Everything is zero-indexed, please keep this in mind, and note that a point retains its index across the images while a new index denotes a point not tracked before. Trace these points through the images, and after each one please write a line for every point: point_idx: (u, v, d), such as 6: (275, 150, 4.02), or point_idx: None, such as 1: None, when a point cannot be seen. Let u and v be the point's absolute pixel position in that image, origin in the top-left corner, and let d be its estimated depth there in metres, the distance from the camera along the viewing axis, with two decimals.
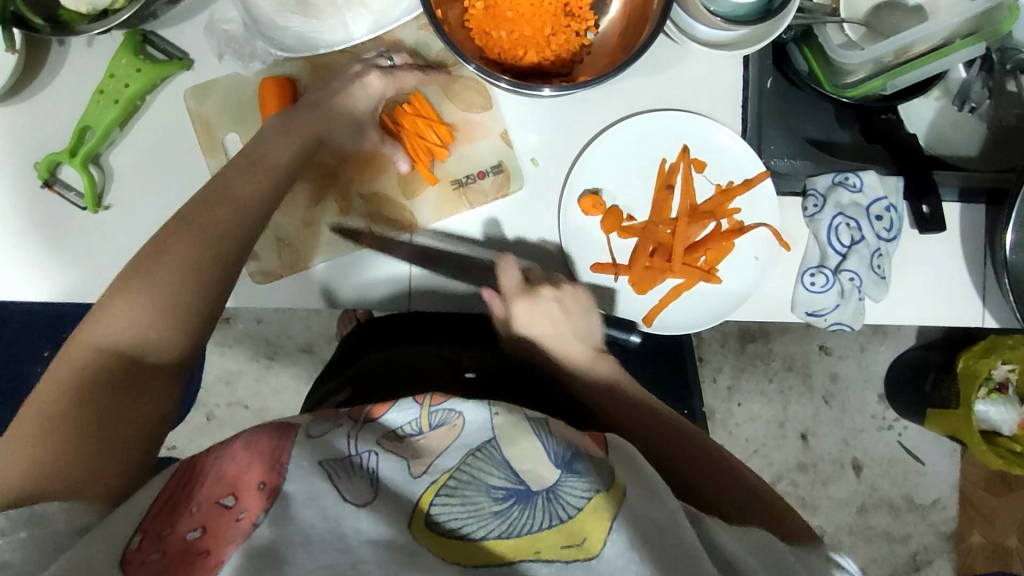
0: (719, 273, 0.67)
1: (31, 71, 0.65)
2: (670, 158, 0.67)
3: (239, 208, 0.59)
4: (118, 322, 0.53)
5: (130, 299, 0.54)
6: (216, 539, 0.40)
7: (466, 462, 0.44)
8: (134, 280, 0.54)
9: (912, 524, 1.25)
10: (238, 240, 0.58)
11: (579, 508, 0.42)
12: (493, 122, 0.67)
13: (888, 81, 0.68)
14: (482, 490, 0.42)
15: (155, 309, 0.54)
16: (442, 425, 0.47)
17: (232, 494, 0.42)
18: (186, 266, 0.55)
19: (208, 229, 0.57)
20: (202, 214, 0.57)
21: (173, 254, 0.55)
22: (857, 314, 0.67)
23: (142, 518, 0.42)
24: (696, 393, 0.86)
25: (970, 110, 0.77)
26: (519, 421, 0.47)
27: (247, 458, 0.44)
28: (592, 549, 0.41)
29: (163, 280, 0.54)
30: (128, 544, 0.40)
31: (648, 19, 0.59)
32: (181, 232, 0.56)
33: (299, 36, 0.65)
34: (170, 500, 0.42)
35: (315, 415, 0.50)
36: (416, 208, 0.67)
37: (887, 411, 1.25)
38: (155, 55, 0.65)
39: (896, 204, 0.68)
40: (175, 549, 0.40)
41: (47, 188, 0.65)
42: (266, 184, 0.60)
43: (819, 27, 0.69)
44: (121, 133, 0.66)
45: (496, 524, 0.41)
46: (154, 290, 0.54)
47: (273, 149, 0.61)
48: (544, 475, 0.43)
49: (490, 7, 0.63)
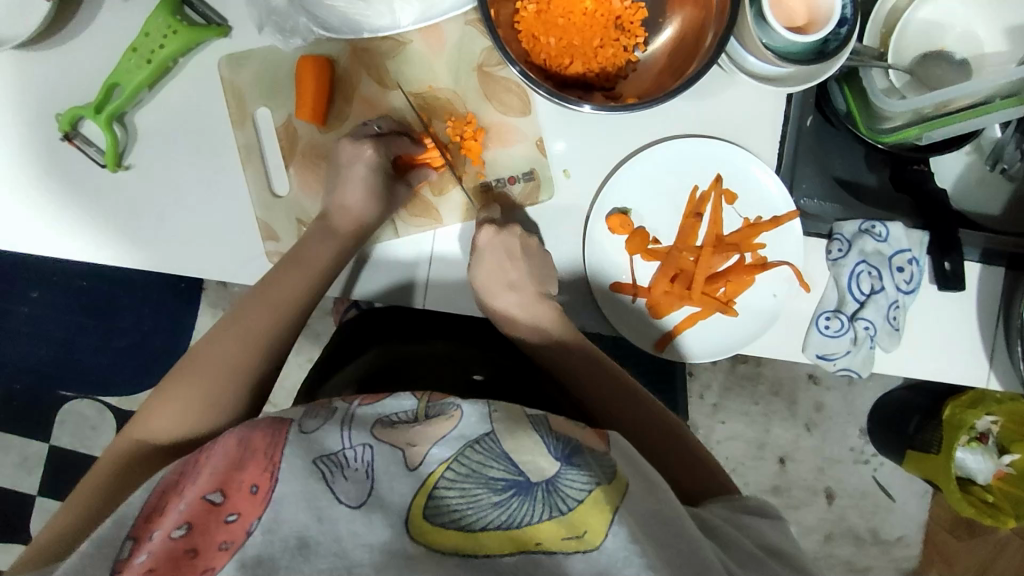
0: (736, 306, 0.67)
1: (63, 19, 0.63)
2: (703, 185, 0.67)
3: (278, 306, 0.63)
4: (164, 418, 0.57)
5: (180, 401, 0.57)
6: (204, 540, 0.41)
7: (462, 454, 0.44)
8: (181, 378, 0.59)
9: (874, 557, 1.27)
10: (278, 340, 0.63)
11: (579, 500, 0.41)
12: (530, 128, 0.66)
13: (924, 132, 0.66)
14: (481, 482, 0.42)
15: (207, 407, 0.58)
16: (439, 415, 0.47)
17: (223, 491, 0.43)
18: (230, 369, 0.60)
19: (251, 335, 0.62)
20: (245, 314, 0.62)
21: (219, 354, 0.60)
22: (867, 362, 0.68)
23: (133, 526, 0.44)
24: (682, 390, 0.82)
25: (1001, 171, 0.76)
26: (517, 419, 0.46)
27: (239, 457, 0.45)
28: (592, 541, 0.41)
29: (204, 374, 0.59)
30: (121, 552, 0.42)
31: (699, 54, 0.59)
32: (224, 332, 0.62)
33: (344, 17, 0.63)
34: (155, 504, 0.44)
35: (308, 408, 0.49)
36: (443, 206, 0.68)
37: (866, 445, 1.26)
38: (193, 17, 0.64)
39: (919, 257, 0.68)
40: (161, 549, 0.40)
41: (67, 141, 0.63)
42: (308, 285, 0.64)
43: (865, 71, 0.67)
44: (148, 94, 0.64)
45: (496, 514, 0.41)
46: (200, 387, 0.58)
47: (317, 253, 0.65)
48: (544, 466, 0.42)
49: (542, 11, 0.62)
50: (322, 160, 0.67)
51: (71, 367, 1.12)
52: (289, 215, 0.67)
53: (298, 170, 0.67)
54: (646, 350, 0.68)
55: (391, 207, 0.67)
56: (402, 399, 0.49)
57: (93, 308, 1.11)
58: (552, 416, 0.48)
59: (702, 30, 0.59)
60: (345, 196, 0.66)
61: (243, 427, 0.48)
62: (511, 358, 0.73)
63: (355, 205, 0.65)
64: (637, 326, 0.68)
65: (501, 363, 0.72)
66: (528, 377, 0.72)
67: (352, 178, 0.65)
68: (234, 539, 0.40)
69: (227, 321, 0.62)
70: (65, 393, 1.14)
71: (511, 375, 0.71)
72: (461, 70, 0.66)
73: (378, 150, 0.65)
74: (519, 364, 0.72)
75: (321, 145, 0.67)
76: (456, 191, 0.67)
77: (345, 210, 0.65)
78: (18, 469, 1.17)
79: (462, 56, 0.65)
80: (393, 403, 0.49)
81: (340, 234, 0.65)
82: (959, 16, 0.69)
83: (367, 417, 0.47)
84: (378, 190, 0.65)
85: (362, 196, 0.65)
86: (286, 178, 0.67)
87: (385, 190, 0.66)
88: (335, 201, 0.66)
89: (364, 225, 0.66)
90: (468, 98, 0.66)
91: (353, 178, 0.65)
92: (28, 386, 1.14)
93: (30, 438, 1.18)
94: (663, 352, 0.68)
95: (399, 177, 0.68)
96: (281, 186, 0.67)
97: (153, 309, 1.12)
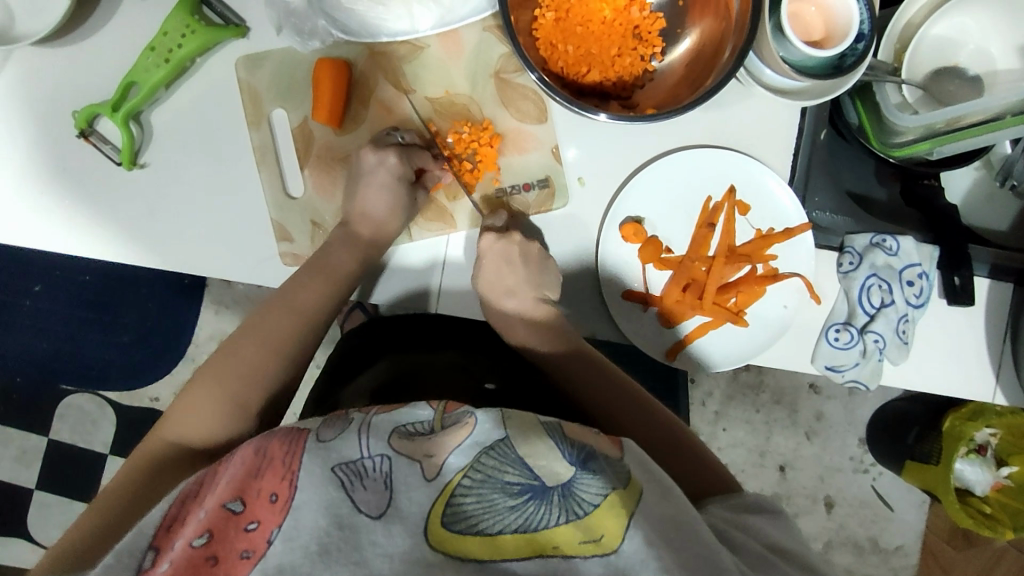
0: (746, 316, 0.68)
1: (81, 17, 0.63)
2: (715, 196, 0.67)
3: (299, 314, 0.63)
4: (185, 427, 0.56)
5: (202, 410, 0.57)
6: (224, 548, 0.41)
7: (479, 460, 0.44)
8: (202, 387, 0.58)
9: (873, 566, 1.28)
10: (299, 348, 0.63)
11: (595, 505, 0.42)
12: (545, 135, 0.66)
13: (935, 146, 0.66)
14: (497, 487, 0.42)
15: (228, 415, 0.57)
16: (455, 425, 0.46)
17: (241, 499, 0.43)
18: (253, 375, 0.60)
19: (272, 341, 0.62)
20: (265, 320, 0.63)
21: (240, 362, 0.60)
22: (874, 375, 0.68)
23: (152, 536, 0.43)
24: (683, 397, 0.82)
25: (1011, 187, 0.76)
26: (533, 423, 0.46)
27: (257, 465, 0.45)
28: (609, 545, 0.41)
29: (226, 382, 0.59)
30: (141, 562, 0.42)
31: (718, 66, 0.59)
32: (246, 339, 0.61)
33: (362, 20, 0.63)
34: (174, 513, 0.44)
35: (326, 417, 0.50)
36: (457, 212, 0.68)
37: (865, 455, 1.26)
38: (211, 17, 0.64)
39: (929, 272, 0.69)
40: (181, 556, 0.40)
41: (83, 138, 0.63)
42: (330, 292, 0.64)
43: (879, 85, 0.67)
44: (165, 92, 0.64)
45: (513, 518, 0.41)
46: (224, 396, 0.58)
47: (338, 262, 0.65)
48: (560, 471, 0.43)
49: (560, 19, 0.62)
50: (338, 162, 0.67)
51: (73, 363, 1.12)
52: (304, 217, 0.68)
53: (313, 174, 0.67)
54: (658, 358, 0.68)
55: (408, 213, 0.67)
56: (418, 409, 0.49)
57: (98, 304, 1.11)
58: (565, 423, 0.48)
59: (720, 43, 0.59)
60: (365, 206, 0.65)
61: (261, 437, 0.48)
62: (523, 366, 0.73)
63: (370, 210, 0.65)
64: (648, 335, 0.68)
65: (513, 371, 0.72)
66: (540, 385, 0.71)
67: (370, 184, 0.65)
68: (256, 549, 0.41)
69: (246, 328, 0.62)
70: (67, 389, 1.14)
71: (523, 383, 0.71)
72: (479, 76, 0.66)
73: (403, 162, 0.65)
74: (530, 372, 0.72)
75: (337, 147, 0.67)
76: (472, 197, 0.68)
77: (365, 217, 0.65)
78: (19, 463, 1.17)
79: (479, 61, 0.65)
80: (409, 413, 0.49)
81: (360, 243, 0.65)
82: (972, 32, 0.70)
83: (383, 426, 0.47)
84: (399, 196, 0.65)
85: (379, 206, 0.65)
86: (301, 180, 0.67)
87: (405, 197, 0.66)
88: (353, 206, 0.66)
89: (382, 233, 0.66)
90: (484, 104, 0.66)
91: (369, 182, 0.65)
92: (30, 381, 1.14)
93: (29, 433, 1.17)
94: (674, 361, 0.68)
95: (416, 184, 0.68)
96: (296, 187, 0.67)
97: (157, 306, 1.11)
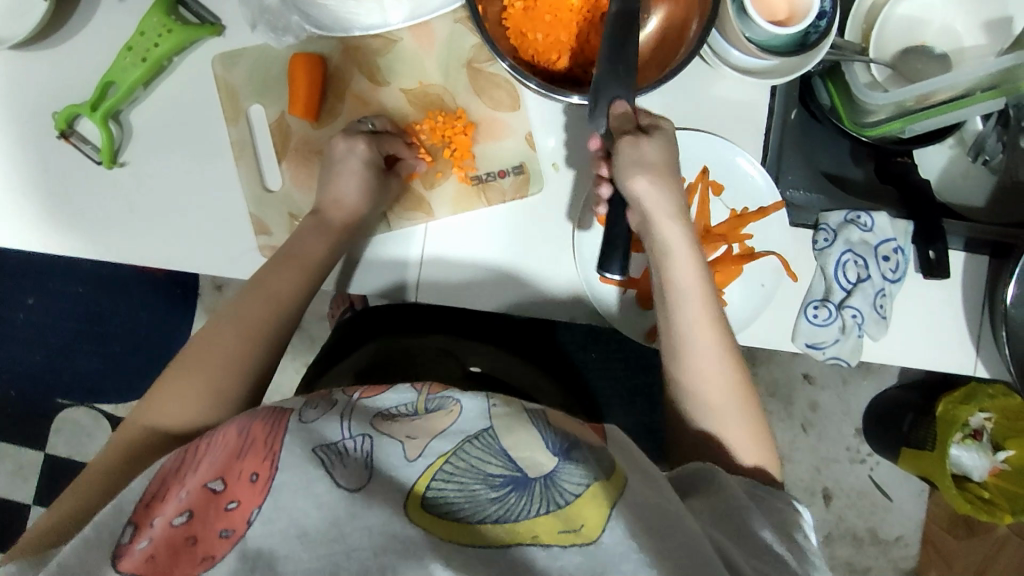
0: (724, 296, 0.68)
1: (60, 21, 0.65)
2: (689, 178, 0.68)
3: (272, 302, 0.63)
4: (162, 412, 0.57)
5: (178, 394, 0.57)
6: (204, 528, 0.41)
7: (462, 448, 0.44)
8: (178, 373, 0.58)
9: (872, 557, 1.27)
10: (274, 335, 0.63)
11: (576, 495, 0.42)
12: (518, 123, 0.68)
13: (907, 125, 0.67)
14: (479, 477, 0.43)
15: (205, 399, 0.58)
16: (438, 409, 0.47)
17: (222, 479, 0.43)
18: (230, 360, 0.60)
19: (248, 328, 0.61)
20: (240, 308, 0.62)
21: (213, 350, 0.60)
22: (855, 351, 0.68)
23: (133, 508, 0.43)
24: None
25: (984, 162, 0.77)
26: (519, 413, 0.46)
27: (239, 447, 0.44)
28: (590, 535, 0.41)
29: (202, 367, 0.59)
30: (120, 536, 0.42)
31: (686, 41, 0.60)
32: (223, 327, 0.61)
33: (334, 16, 0.63)
34: (154, 490, 0.44)
35: (308, 399, 0.49)
36: (434, 201, 0.68)
37: (862, 445, 1.26)
38: (188, 17, 0.65)
39: (903, 246, 0.69)
40: (162, 534, 0.41)
41: (64, 139, 0.65)
42: (303, 281, 0.64)
43: (847, 65, 0.69)
44: (144, 92, 0.66)
45: (494, 509, 0.42)
46: (199, 380, 0.58)
47: (310, 249, 0.65)
48: (542, 461, 0.43)
49: (529, 8, 0.63)
50: (315, 155, 0.68)
51: (68, 374, 1.12)
52: (280, 208, 0.68)
53: (291, 167, 0.68)
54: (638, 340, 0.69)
55: (381, 200, 0.67)
56: (400, 391, 0.49)
57: (89, 314, 1.11)
58: (550, 410, 0.49)
59: (685, 24, 0.60)
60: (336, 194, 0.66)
61: (244, 415, 0.47)
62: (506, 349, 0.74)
63: (343, 200, 0.65)
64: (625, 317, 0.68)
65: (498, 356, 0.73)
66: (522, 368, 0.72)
67: (341, 173, 0.66)
68: (235, 529, 0.41)
69: (222, 317, 0.62)
70: (62, 401, 1.14)
71: (505, 366, 0.72)
72: (451, 66, 0.67)
73: (371, 148, 0.65)
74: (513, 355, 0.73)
75: (313, 140, 0.68)
76: (448, 185, 0.68)
77: (338, 205, 0.65)
78: (15, 478, 1.16)
79: (451, 52, 0.66)
80: (393, 396, 0.49)
81: (332, 230, 0.65)
82: (940, 10, 0.71)
83: (368, 409, 0.47)
84: (368, 182, 0.65)
85: (350, 193, 0.65)
86: (279, 173, 0.68)
87: (376, 183, 0.66)
88: (326, 195, 0.66)
89: (357, 221, 0.66)
90: (458, 93, 0.67)
91: (342, 171, 0.66)
92: (25, 394, 1.14)
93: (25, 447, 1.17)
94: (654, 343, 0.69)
95: (390, 173, 0.68)
96: (274, 181, 0.68)
97: (149, 315, 1.12)
